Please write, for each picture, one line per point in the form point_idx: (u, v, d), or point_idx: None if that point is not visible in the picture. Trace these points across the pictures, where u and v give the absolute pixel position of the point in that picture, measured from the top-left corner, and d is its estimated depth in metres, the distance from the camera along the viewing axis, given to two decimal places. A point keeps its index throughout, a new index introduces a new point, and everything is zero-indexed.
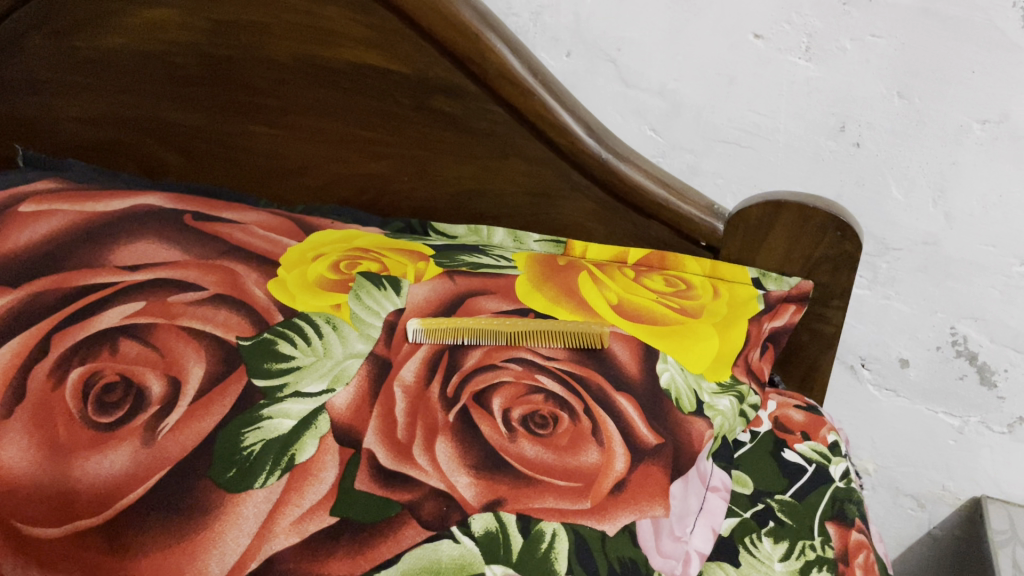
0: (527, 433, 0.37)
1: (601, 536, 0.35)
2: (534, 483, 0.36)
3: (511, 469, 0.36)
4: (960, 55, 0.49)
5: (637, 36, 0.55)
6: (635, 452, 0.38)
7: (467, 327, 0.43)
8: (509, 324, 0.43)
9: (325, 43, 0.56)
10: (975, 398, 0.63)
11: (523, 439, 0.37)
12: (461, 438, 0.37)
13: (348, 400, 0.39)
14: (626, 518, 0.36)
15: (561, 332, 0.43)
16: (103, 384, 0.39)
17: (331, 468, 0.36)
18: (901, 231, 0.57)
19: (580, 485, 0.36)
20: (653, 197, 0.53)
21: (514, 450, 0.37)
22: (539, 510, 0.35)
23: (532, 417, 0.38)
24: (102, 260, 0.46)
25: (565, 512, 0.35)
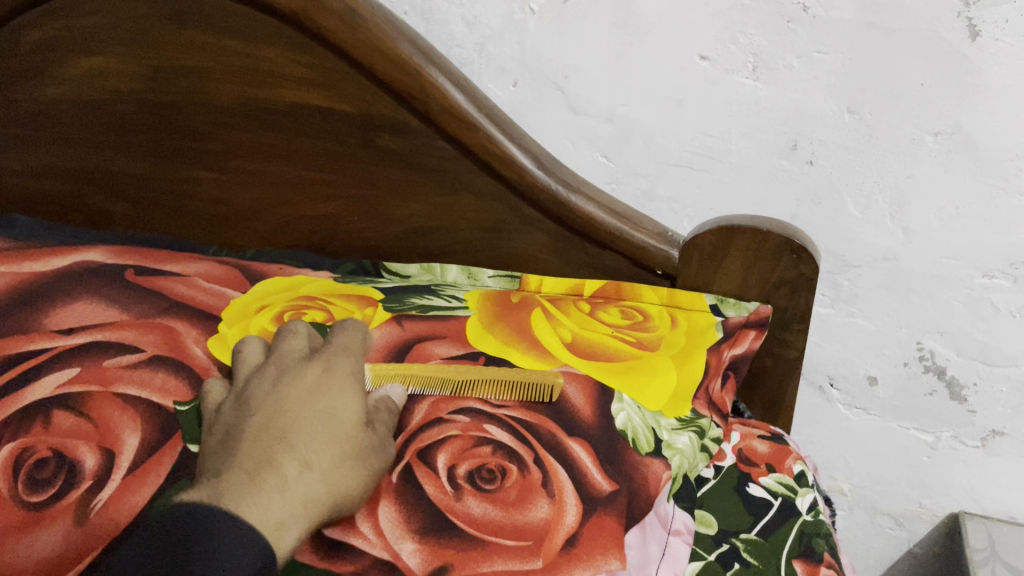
0: (345, 396, 0.37)
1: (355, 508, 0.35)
2: (363, 440, 0.36)
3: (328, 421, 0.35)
4: (909, 68, 0.48)
5: (583, 63, 0.54)
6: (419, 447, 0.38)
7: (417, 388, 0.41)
8: (462, 371, 0.42)
9: (266, 85, 0.56)
10: (946, 413, 0.61)
11: (336, 387, 0.37)
12: (283, 394, 0.36)
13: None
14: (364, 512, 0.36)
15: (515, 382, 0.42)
16: (35, 460, 0.38)
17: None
18: (860, 248, 0.55)
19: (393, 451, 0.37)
20: (606, 227, 0.52)
21: (346, 409, 0.36)
22: (327, 450, 0.34)
23: (351, 381, 0.38)
24: (36, 325, 0.45)
25: (354, 460, 0.35)
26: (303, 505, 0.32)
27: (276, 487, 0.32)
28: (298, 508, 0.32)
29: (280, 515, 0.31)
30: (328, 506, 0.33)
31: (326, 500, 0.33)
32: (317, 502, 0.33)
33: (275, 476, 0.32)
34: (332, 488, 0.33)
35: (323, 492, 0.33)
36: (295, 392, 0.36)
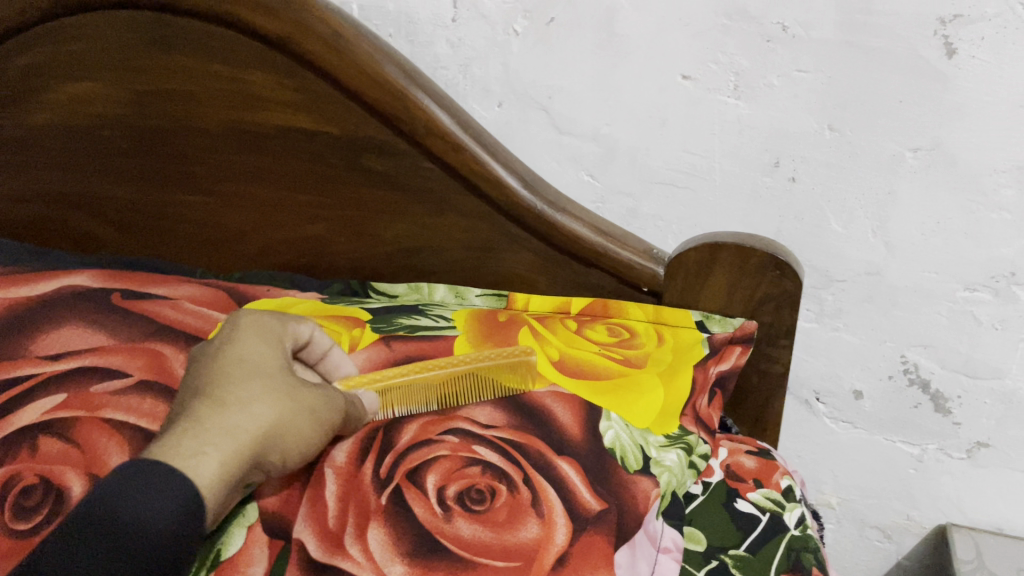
0: (253, 351, 0.38)
1: (291, 445, 0.36)
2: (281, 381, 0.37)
3: (240, 370, 0.36)
4: (887, 86, 0.49)
5: (567, 84, 0.54)
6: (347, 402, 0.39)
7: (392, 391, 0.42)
8: (435, 371, 0.44)
9: (252, 108, 0.56)
10: (931, 425, 0.61)
11: (248, 345, 0.39)
12: (200, 363, 0.38)
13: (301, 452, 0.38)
14: (304, 460, 0.37)
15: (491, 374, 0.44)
16: (22, 488, 0.38)
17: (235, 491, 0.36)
18: (844, 263, 0.56)
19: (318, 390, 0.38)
20: (591, 245, 0.52)
21: (254, 363, 0.38)
22: (242, 394, 0.35)
23: (264, 341, 0.40)
24: (25, 351, 0.46)
25: (275, 395, 0.36)
26: (230, 434, 0.33)
27: (193, 427, 0.33)
28: (224, 437, 0.33)
29: (206, 445, 0.32)
30: (256, 441, 0.34)
31: (256, 431, 0.34)
32: (240, 437, 0.33)
33: (192, 423, 0.33)
34: (256, 420, 0.34)
35: (248, 423, 0.34)
36: (215, 357, 0.38)
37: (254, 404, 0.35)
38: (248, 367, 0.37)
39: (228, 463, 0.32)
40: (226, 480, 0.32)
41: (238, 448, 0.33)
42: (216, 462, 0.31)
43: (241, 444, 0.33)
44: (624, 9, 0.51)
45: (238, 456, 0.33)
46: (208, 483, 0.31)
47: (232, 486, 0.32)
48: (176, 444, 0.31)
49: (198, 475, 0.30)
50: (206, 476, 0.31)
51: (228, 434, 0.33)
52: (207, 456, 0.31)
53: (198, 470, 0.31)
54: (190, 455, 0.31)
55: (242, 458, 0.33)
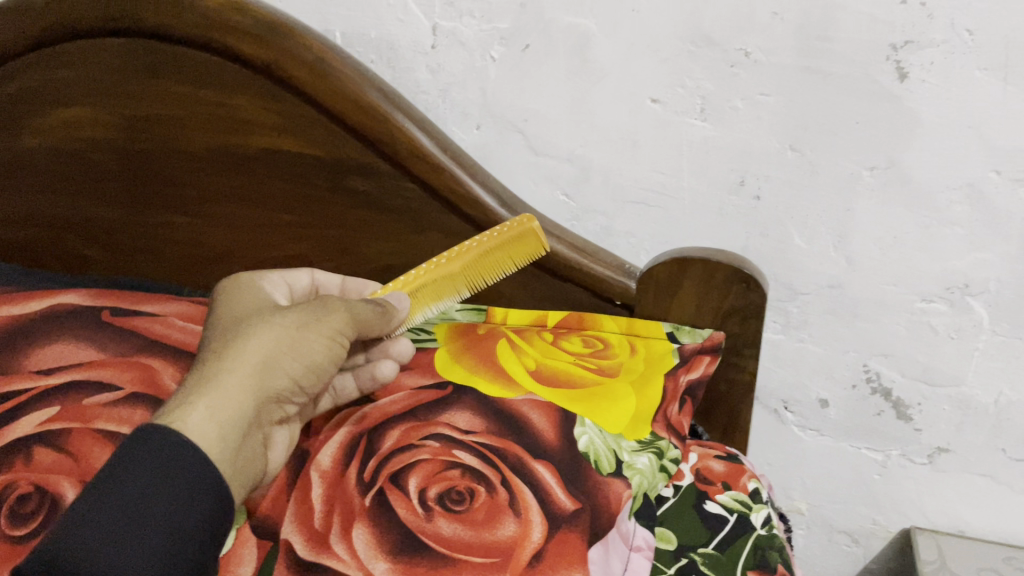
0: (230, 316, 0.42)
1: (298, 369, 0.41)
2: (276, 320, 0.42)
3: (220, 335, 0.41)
4: (845, 108, 0.52)
5: (542, 107, 0.57)
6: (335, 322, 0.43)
7: (423, 290, 0.51)
8: (456, 263, 0.51)
9: (238, 132, 0.58)
10: (894, 432, 0.64)
11: (243, 303, 0.44)
12: (209, 324, 0.43)
13: (378, 372, 0.47)
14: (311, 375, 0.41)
15: (505, 255, 0.52)
16: (17, 496, 0.40)
17: (282, 446, 0.41)
18: (807, 277, 0.59)
19: (314, 318, 0.43)
20: (567, 262, 0.54)
21: (235, 318, 0.42)
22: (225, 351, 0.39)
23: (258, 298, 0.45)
24: (17, 366, 0.47)
25: (269, 333, 0.40)
26: (232, 376, 0.38)
27: (198, 379, 0.37)
28: (228, 379, 0.37)
29: (210, 390, 0.37)
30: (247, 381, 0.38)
31: (257, 367, 0.39)
32: (230, 381, 0.37)
33: (199, 375, 0.38)
34: (257, 359, 0.39)
35: (248, 362, 0.39)
36: (219, 316, 0.43)
37: (251, 346, 0.39)
38: (244, 319, 0.42)
39: (224, 403, 0.36)
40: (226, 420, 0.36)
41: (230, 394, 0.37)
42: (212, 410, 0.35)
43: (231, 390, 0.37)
44: (595, 35, 0.53)
45: (242, 394, 0.37)
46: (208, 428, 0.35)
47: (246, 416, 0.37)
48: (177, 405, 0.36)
49: (194, 422, 0.34)
50: (203, 423, 0.35)
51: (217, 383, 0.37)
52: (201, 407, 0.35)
53: (196, 416, 0.35)
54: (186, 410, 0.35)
55: (238, 398, 0.37)
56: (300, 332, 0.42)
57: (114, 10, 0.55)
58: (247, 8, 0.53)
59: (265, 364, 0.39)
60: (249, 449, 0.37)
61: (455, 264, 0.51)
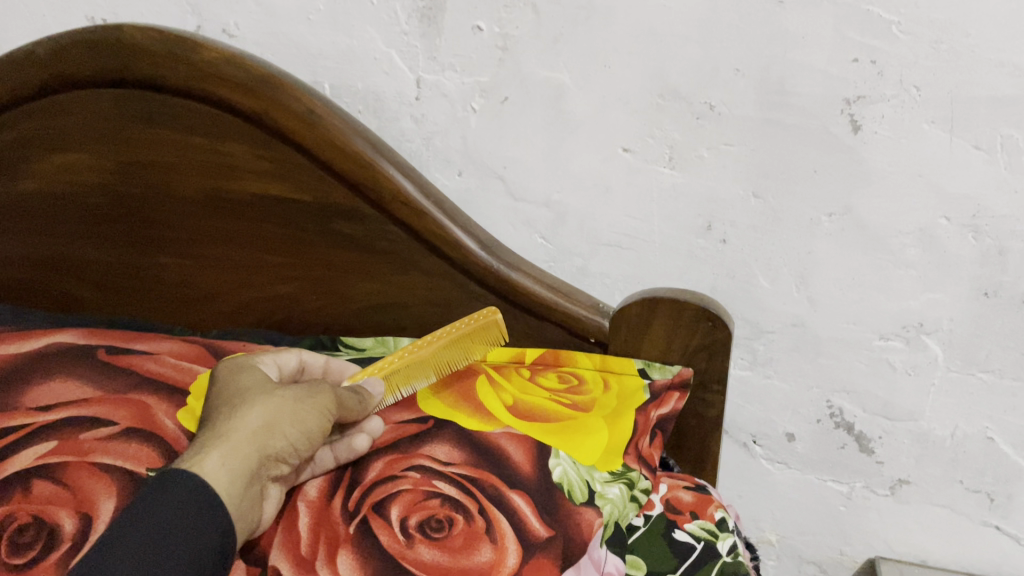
0: (247, 374, 0.45)
1: (305, 433, 0.43)
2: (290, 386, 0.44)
3: (235, 390, 0.43)
4: (803, 158, 0.55)
5: (520, 156, 0.60)
6: (340, 391, 0.46)
7: (398, 373, 0.51)
8: (426, 349, 0.51)
9: (231, 178, 0.61)
10: (858, 465, 0.67)
11: (260, 367, 0.46)
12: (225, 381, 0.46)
13: (354, 444, 0.46)
14: (315, 442, 0.43)
15: (472, 341, 0.53)
16: (17, 526, 0.42)
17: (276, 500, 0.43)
18: (773, 316, 0.62)
19: (323, 389, 0.45)
20: (544, 301, 0.57)
21: (251, 380, 0.45)
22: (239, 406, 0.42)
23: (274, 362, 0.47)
24: (16, 402, 0.49)
25: (283, 397, 0.43)
26: (246, 432, 0.40)
27: (214, 432, 0.40)
28: (242, 434, 0.40)
29: (224, 444, 0.39)
30: (259, 434, 0.41)
31: (268, 426, 0.41)
32: (242, 435, 0.40)
33: (214, 429, 0.40)
34: (269, 418, 0.41)
35: (261, 421, 0.41)
36: (236, 373, 0.45)
37: (265, 406, 0.42)
38: (260, 382, 0.44)
39: (235, 458, 0.39)
40: (237, 468, 0.39)
41: (243, 445, 0.40)
42: (223, 460, 0.38)
43: (243, 441, 0.40)
44: (570, 89, 0.57)
45: (252, 449, 0.40)
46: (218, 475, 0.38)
47: (254, 470, 0.40)
48: (193, 453, 0.39)
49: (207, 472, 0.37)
50: (214, 471, 0.38)
51: (232, 434, 0.40)
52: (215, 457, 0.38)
53: (207, 468, 0.38)
54: (200, 459, 0.38)
55: (248, 453, 0.40)
56: (310, 399, 0.44)
57: (114, 62, 0.58)
58: (240, 62, 0.56)
59: (276, 424, 0.41)
60: (252, 500, 0.39)
61: (428, 350, 0.51)
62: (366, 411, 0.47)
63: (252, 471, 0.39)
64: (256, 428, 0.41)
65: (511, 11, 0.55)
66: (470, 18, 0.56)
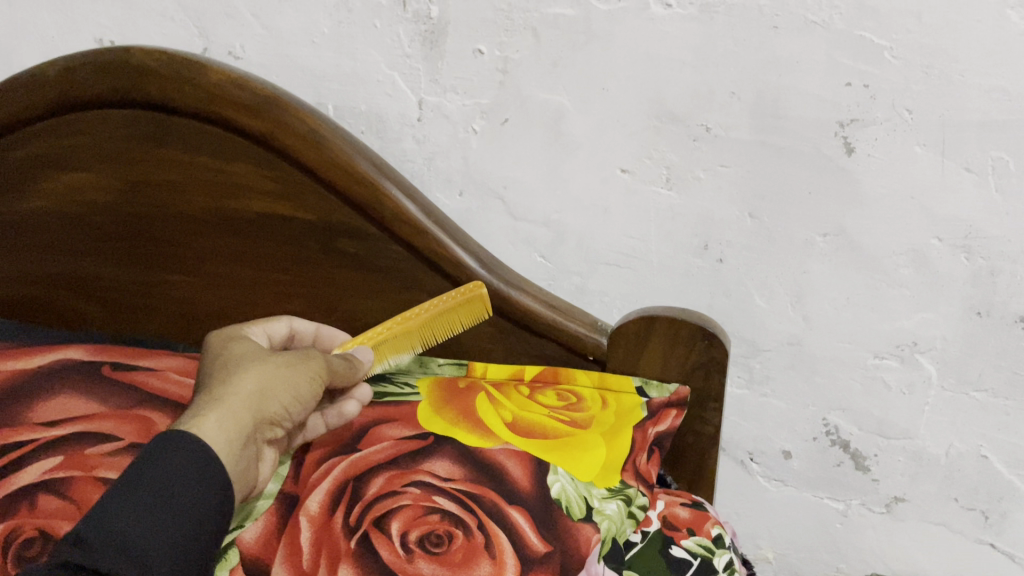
0: (231, 346, 0.47)
1: (292, 400, 0.45)
2: (277, 357, 0.47)
3: (223, 360, 0.45)
4: (798, 180, 0.56)
5: (520, 176, 0.61)
6: (323, 361, 0.48)
7: (383, 345, 0.56)
8: (411, 324, 0.56)
9: (236, 198, 0.62)
10: (853, 483, 0.67)
11: (242, 339, 0.49)
12: (207, 353, 0.48)
13: (345, 411, 0.51)
14: (301, 409, 0.46)
15: (457, 321, 0.57)
16: (23, 540, 0.43)
17: (269, 463, 0.46)
18: (768, 334, 0.62)
19: (307, 360, 0.48)
20: (543, 319, 0.58)
21: (235, 351, 0.47)
22: (231, 372, 0.44)
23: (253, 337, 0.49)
24: (22, 417, 0.50)
25: (271, 366, 0.45)
26: (240, 396, 0.42)
27: (209, 396, 0.42)
28: (237, 399, 0.42)
29: (221, 407, 0.41)
30: (253, 398, 0.43)
31: (260, 393, 0.43)
32: (236, 398, 0.42)
33: (208, 394, 0.42)
34: (261, 385, 0.44)
35: (253, 387, 0.43)
36: (219, 346, 0.47)
37: (256, 375, 0.44)
38: (246, 351, 0.47)
39: (232, 419, 0.41)
40: (234, 429, 0.41)
41: (239, 406, 0.42)
42: (222, 419, 0.41)
43: (240, 403, 0.42)
44: (570, 111, 0.58)
45: (247, 413, 0.42)
46: (219, 432, 0.40)
47: (248, 432, 0.42)
48: (191, 414, 0.40)
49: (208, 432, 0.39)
50: (216, 428, 0.40)
51: (228, 397, 0.42)
52: (214, 415, 0.40)
53: (207, 427, 0.40)
54: (200, 417, 0.40)
55: (243, 415, 0.42)
56: (296, 369, 0.47)
57: (122, 83, 0.59)
58: (246, 84, 0.57)
59: (267, 390, 0.44)
60: (246, 460, 0.42)
61: (412, 325, 0.56)
62: (343, 381, 0.50)
63: (247, 433, 0.41)
64: (249, 391, 0.43)
65: (511, 35, 0.56)
66: (471, 42, 0.57)
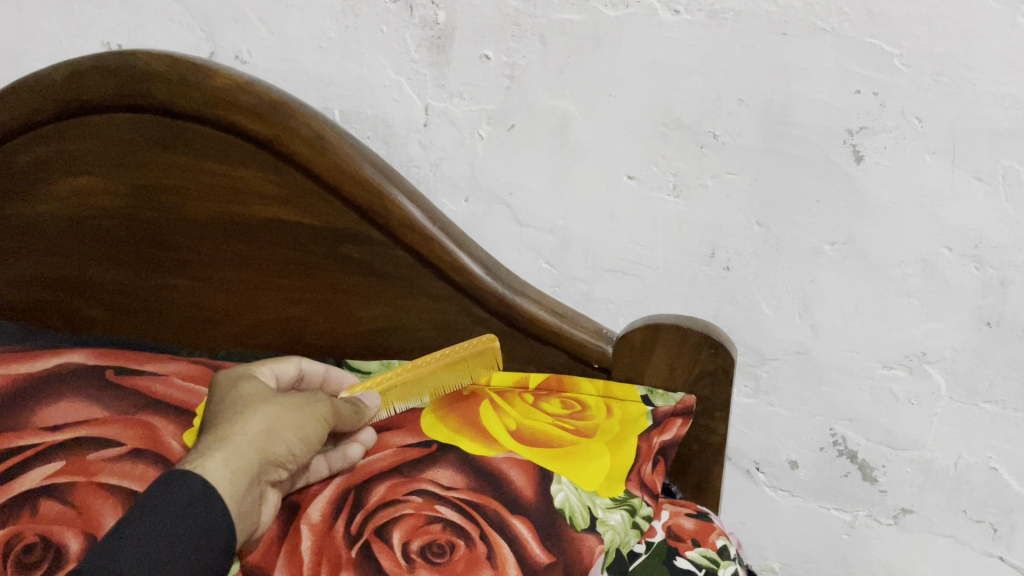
0: (242, 386, 0.47)
1: (302, 442, 0.44)
2: (286, 398, 0.46)
3: (232, 401, 0.45)
4: (805, 187, 0.56)
5: (525, 182, 0.61)
6: (332, 403, 0.47)
7: (391, 390, 0.53)
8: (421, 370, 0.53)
9: (241, 203, 0.62)
10: (861, 494, 0.67)
11: (254, 380, 0.48)
12: (217, 394, 0.47)
13: (349, 452, 0.48)
14: (310, 450, 0.45)
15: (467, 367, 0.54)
16: (22, 546, 0.43)
17: (272, 505, 0.44)
18: (775, 343, 0.62)
19: (317, 402, 0.47)
20: (548, 326, 0.57)
21: (245, 391, 0.46)
22: (239, 412, 0.43)
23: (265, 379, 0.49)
24: (25, 422, 0.50)
25: (280, 407, 0.45)
26: (246, 436, 0.42)
27: (215, 435, 0.41)
28: (243, 439, 0.41)
29: (227, 447, 0.41)
30: (260, 438, 0.42)
31: (267, 432, 0.43)
32: (243, 439, 0.41)
33: (215, 434, 0.42)
34: (268, 426, 0.43)
35: (260, 426, 0.43)
36: (230, 386, 0.47)
37: (264, 415, 0.44)
38: (257, 393, 0.46)
39: (237, 459, 0.40)
40: (239, 469, 0.40)
41: (245, 446, 0.41)
42: (227, 459, 0.40)
43: (245, 443, 0.41)
44: (576, 117, 0.57)
45: (253, 453, 0.41)
46: (223, 472, 0.39)
47: (254, 472, 0.41)
48: (196, 454, 0.40)
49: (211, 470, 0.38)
50: (220, 467, 0.39)
51: (234, 437, 0.41)
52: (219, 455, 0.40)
53: (211, 466, 0.39)
54: (205, 457, 0.39)
55: (250, 455, 0.41)
56: (306, 410, 0.46)
57: (129, 87, 0.59)
58: (252, 88, 0.57)
59: (274, 431, 0.43)
60: (251, 501, 0.41)
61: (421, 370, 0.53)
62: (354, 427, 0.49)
63: (253, 473, 0.41)
64: (257, 430, 0.42)
65: (518, 41, 0.56)
66: (478, 47, 0.57)
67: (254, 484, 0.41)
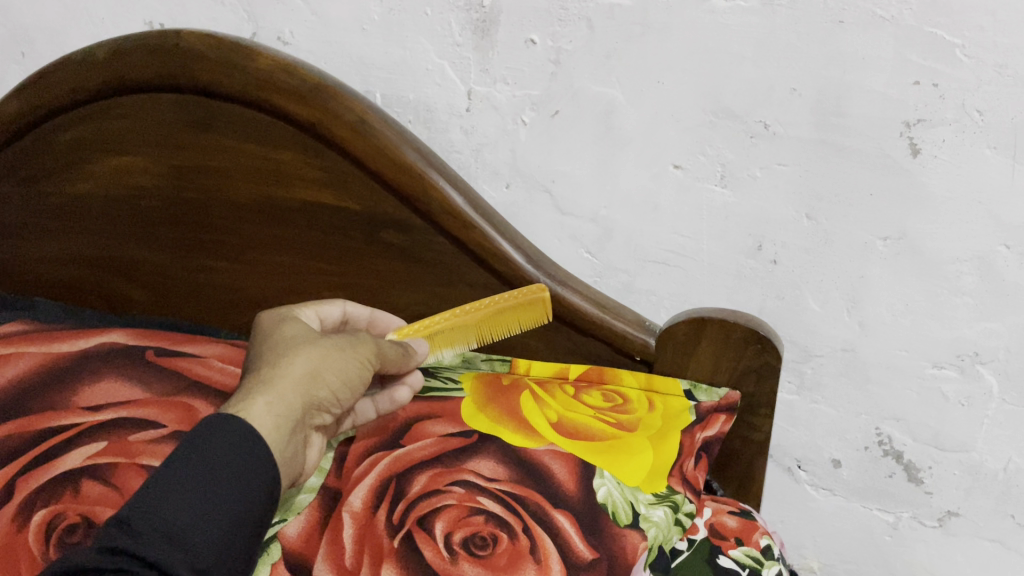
0: (286, 327, 0.47)
1: (342, 386, 0.45)
2: (328, 339, 0.46)
3: (277, 341, 0.46)
4: (859, 180, 0.54)
5: (568, 170, 0.60)
6: (375, 347, 0.48)
7: (440, 335, 0.55)
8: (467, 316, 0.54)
9: (281, 185, 0.61)
10: (905, 495, 0.65)
11: (296, 321, 0.49)
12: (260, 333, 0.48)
13: (396, 396, 0.51)
14: (350, 393, 0.46)
15: (513, 314, 0.55)
16: (64, 526, 0.43)
17: (317, 449, 0.46)
18: (821, 339, 0.61)
19: (358, 344, 0.48)
20: (590, 318, 0.56)
21: (287, 332, 0.47)
22: (283, 355, 0.44)
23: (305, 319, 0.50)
24: (66, 401, 0.50)
25: (322, 350, 0.45)
26: (288, 381, 0.42)
27: (258, 380, 0.42)
28: (286, 383, 0.42)
29: (269, 391, 0.41)
30: (303, 383, 0.43)
31: (308, 377, 0.43)
32: (286, 383, 0.42)
33: (259, 377, 0.42)
34: (310, 370, 0.44)
35: (302, 370, 0.43)
36: (272, 326, 0.48)
37: (306, 358, 0.44)
38: (298, 334, 0.47)
39: (280, 404, 0.41)
40: (282, 414, 0.41)
41: (288, 391, 0.42)
42: (274, 400, 0.41)
43: (288, 387, 0.42)
44: (622, 104, 0.56)
45: (295, 398, 0.42)
46: (268, 418, 0.40)
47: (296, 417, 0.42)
48: (241, 398, 0.41)
49: (254, 416, 0.39)
50: (263, 413, 0.40)
51: (278, 382, 0.42)
52: (264, 398, 0.41)
53: (255, 411, 0.40)
54: (250, 401, 0.40)
55: (292, 400, 0.42)
56: (347, 353, 0.46)
57: (171, 67, 0.59)
58: (295, 71, 0.56)
59: (316, 374, 0.44)
60: (295, 445, 0.42)
61: (469, 319, 0.54)
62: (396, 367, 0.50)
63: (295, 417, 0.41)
64: (300, 374, 0.43)
65: (565, 25, 0.55)
66: (524, 32, 0.56)
67: (296, 430, 0.42)
